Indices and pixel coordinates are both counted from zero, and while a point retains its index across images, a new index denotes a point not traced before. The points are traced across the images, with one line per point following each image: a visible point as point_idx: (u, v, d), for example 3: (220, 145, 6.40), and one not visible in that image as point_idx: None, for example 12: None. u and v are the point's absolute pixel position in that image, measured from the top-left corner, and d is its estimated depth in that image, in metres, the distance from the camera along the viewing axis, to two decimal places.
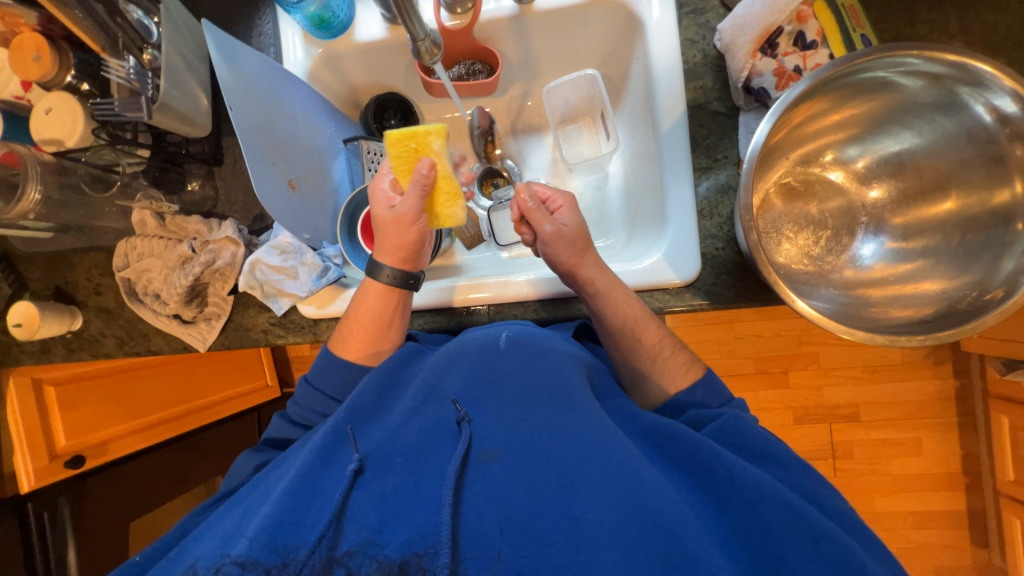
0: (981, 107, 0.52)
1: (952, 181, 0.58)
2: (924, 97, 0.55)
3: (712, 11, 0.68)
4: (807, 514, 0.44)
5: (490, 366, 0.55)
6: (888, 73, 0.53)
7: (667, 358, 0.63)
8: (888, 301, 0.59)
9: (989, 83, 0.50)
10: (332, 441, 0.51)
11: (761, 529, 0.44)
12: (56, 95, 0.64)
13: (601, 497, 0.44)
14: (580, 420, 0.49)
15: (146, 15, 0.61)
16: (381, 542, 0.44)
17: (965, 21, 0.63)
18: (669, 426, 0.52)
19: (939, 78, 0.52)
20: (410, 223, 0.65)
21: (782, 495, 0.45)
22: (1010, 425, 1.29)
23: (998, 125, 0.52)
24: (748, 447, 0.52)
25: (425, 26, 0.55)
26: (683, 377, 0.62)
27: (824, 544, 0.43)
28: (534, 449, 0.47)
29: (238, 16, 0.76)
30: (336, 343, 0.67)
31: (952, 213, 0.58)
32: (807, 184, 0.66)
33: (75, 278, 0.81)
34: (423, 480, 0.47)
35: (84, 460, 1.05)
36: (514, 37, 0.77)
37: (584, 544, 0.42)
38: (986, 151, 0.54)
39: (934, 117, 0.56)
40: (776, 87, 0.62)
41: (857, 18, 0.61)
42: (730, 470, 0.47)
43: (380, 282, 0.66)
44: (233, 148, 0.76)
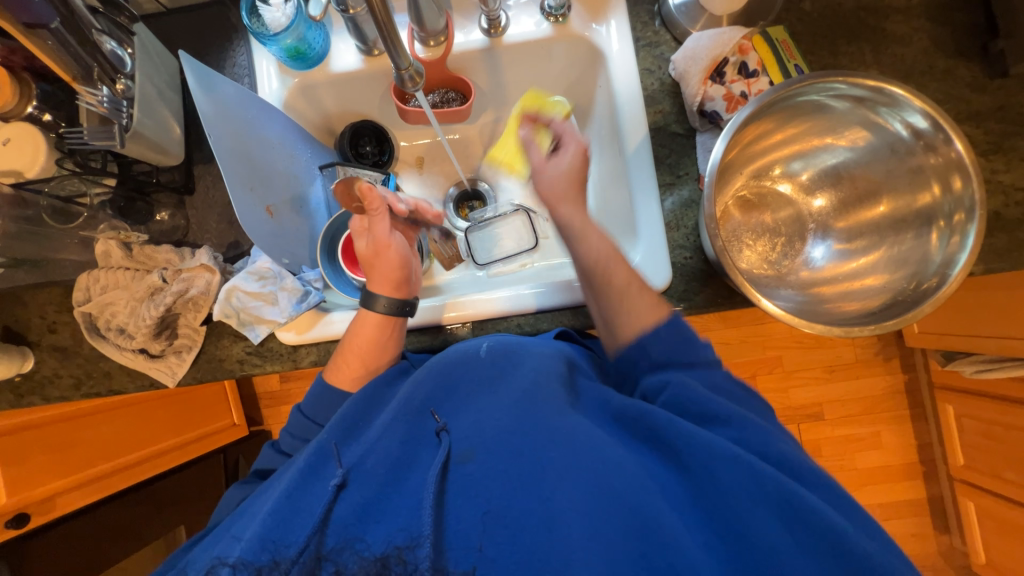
0: (899, 123, 0.60)
1: (883, 189, 0.65)
2: (851, 118, 0.63)
3: (665, 44, 0.76)
4: (756, 463, 0.45)
5: (462, 373, 0.57)
6: (821, 97, 0.61)
7: (638, 292, 0.60)
8: (840, 297, 0.65)
9: (904, 103, 0.57)
10: (315, 459, 0.52)
11: (714, 486, 0.45)
12: (16, 126, 0.63)
13: (560, 480, 0.46)
14: (547, 411, 0.51)
15: (118, 44, 0.60)
16: (367, 540, 0.45)
17: (878, 53, 0.73)
18: (633, 405, 0.51)
19: (861, 101, 0.61)
20: (386, 246, 0.68)
21: (733, 450, 0.46)
22: (956, 413, 1.40)
23: (913, 139, 0.60)
24: (701, 410, 0.51)
25: (408, 56, 0.58)
26: (652, 312, 0.59)
27: (770, 487, 0.44)
28: (504, 445, 0.49)
29: (211, 48, 0.76)
30: (330, 371, 0.67)
31: (886, 215, 0.65)
32: (760, 196, 0.72)
33: (27, 317, 0.76)
34: (404, 491, 0.49)
35: (27, 518, 0.95)
36: (485, 67, 0.81)
37: (552, 525, 0.44)
38: (906, 162, 0.62)
39: (863, 132, 0.64)
40: (726, 110, 0.68)
41: (790, 51, 0.69)
42: (683, 434, 0.47)
43: (375, 313, 0.65)
44: (206, 176, 0.75)
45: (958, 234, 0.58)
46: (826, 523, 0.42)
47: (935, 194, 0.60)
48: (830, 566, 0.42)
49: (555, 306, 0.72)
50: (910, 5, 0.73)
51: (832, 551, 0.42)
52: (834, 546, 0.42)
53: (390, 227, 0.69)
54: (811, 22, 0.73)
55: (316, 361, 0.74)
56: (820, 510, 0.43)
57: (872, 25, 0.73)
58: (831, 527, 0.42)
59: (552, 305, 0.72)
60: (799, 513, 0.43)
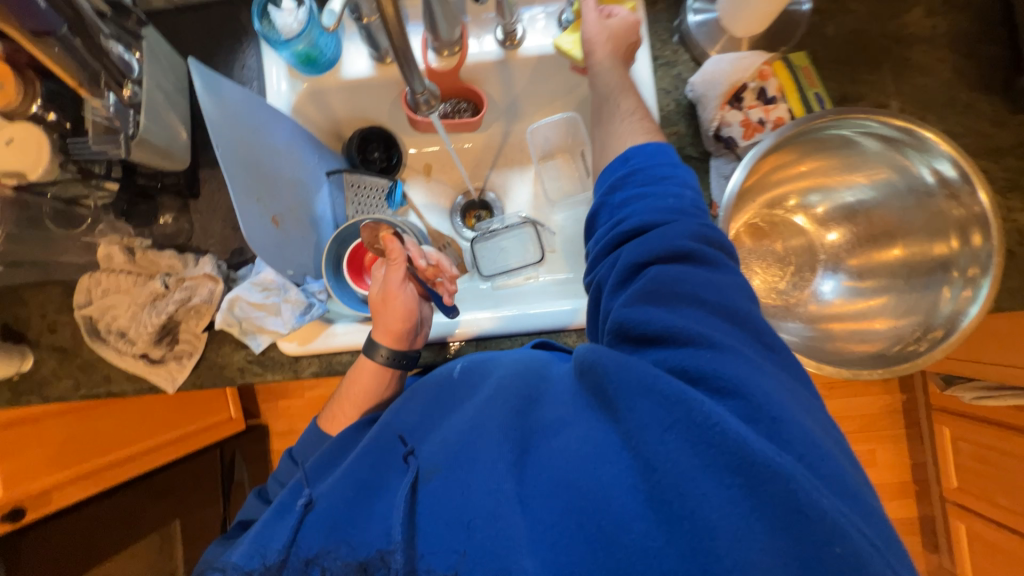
0: (926, 169, 0.59)
1: (900, 232, 0.64)
2: (878, 156, 0.62)
3: (682, 64, 0.74)
4: (670, 391, 0.40)
5: (437, 399, 0.56)
6: (852, 132, 0.61)
7: (633, 123, 0.62)
8: (848, 336, 0.64)
9: (933, 148, 0.57)
10: (288, 498, 0.55)
11: (636, 430, 0.40)
12: (18, 126, 0.60)
13: (497, 471, 0.45)
14: (491, 413, 0.49)
15: (127, 48, 0.59)
16: (349, 544, 0.47)
17: (900, 83, 0.71)
18: (587, 360, 0.45)
19: (892, 141, 0.60)
20: (393, 296, 0.67)
21: (646, 376, 0.41)
22: (951, 435, 1.40)
23: (940, 186, 0.59)
24: (643, 333, 0.45)
25: (424, 79, 0.57)
26: (635, 138, 0.60)
27: (677, 412, 0.39)
28: (455, 451, 0.48)
29: (220, 49, 0.75)
30: (326, 421, 0.68)
31: (902, 260, 0.64)
32: (772, 224, 0.72)
33: (27, 315, 0.75)
34: (375, 512, 0.48)
35: (22, 512, 0.95)
36: (498, 78, 0.80)
37: (498, 521, 0.42)
38: (927, 205, 0.61)
39: (888, 174, 0.63)
40: (742, 137, 0.67)
41: (811, 78, 0.68)
42: (608, 368, 0.43)
43: (375, 362, 0.66)
44: (211, 180, 0.74)
45: (972, 287, 0.57)
46: (748, 451, 0.36)
47: (953, 246, 0.59)
48: (767, 505, 0.35)
49: (560, 327, 0.72)
50: (935, 34, 0.71)
51: (758, 484, 0.36)
52: (761, 479, 0.36)
53: (403, 277, 0.69)
54: (833, 47, 0.72)
55: (318, 372, 0.73)
56: (743, 436, 0.36)
57: (895, 53, 0.72)
58: (755, 454, 0.36)
59: (558, 326, 0.72)
60: (717, 442, 0.37)
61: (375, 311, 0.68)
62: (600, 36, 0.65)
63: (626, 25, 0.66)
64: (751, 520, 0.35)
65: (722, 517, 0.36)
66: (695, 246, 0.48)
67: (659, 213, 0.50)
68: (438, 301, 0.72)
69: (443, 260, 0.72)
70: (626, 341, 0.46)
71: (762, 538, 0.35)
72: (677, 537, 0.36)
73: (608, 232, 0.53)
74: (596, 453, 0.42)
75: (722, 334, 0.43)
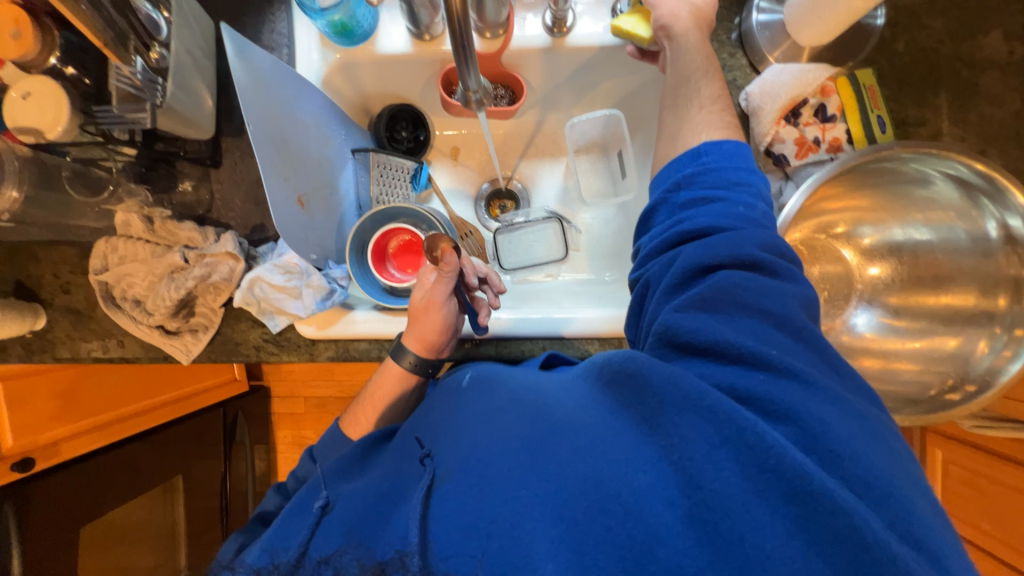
0: (994, 224, 0.57)
1: (949, 280, 0.62)
2: (947, 198, 0.60)
3: (739, 69, 0.70)
4: (722, 405, 0.39)
5: (456, 405, 0.53)
6: (937, 173, 0.58)
7: (711, 113, 0.56)
8: (877, 375, 0.63)
9: (1009, 202, 0.55)
10: (304, 496, 0.56)
11: (682, 446, 0.40)
12: (36, 79, 0.57)
13: (515, 477, 0.42)
14: (513, 418, 0.47)
15: (154, 6, 0.55)
16: (367, 547, 0.46)
17: (966, 110, 0.67)
18: (627, 359, 0.45)
19: (970, 188, 0.57)
20: (436, 306, 0.63)
21: (696, 391, 0.41)
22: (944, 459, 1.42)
23: (1002, 242, 0.57)
24: (692, 343, 0.44)
25: (481, 79, 0.53)
26: (712, 133, 0.54)
27: (726, 428, 0.39)
28: (475, 455, 0.45)
29: (250, 9, 0.70)
30: (347, 419, 0.69)
31: (947, 306, 0.62)
32: (812, 248, 0.68)
33: (40, 274, 0.73)
34: (394, 518, 0.47)
35: (32, 462, 0.96)
36: (541, 65, 0.75)
37: (518, 527, 0.39)
38: (986, 263, 0.59)
39: (954, 223, 0.61)
40: (794, 155, 0.64)
41: (875, 99, 0.64)
42: (662, 376, 0.42)
43: (401, 366, 0.66)
44: (234, 150, 0.71)
45: (1013, 346, 0.56)
46: (801, 477, 0.36)
47: (1000, 304, 0.58)
48: (814, 531, 0.35)
49: (580, 334, 0.71)
50: (1010, 60, 0.67)
51: (810, 515, 0.36)
52: (814, 505, 0.35)
53: (451, 291, 0.63)
54: (900, 65, 0.68)
55: (333, 357, 0.73)
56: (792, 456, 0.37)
57: (966, 78, 0.67)
58: (809, 481, 0.36)
59: (579, 334, 0.71)
60: (767, 465, 0.37)
61: (411, 318, 0.65)
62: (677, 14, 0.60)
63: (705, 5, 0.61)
64: (801, 549, 0.35)
65: (774, 550, 0.35)
66: (765, 258, 0.47)
67: (728, 219, 0.49)
68: (473, 317, 0.69)
69: (492, 276, 0.71)
70: (674, 346, 0.45)
71: (814, 565, 0.35)
72: (723, 561, 0.36)
73: (665, 231, 0.52)
74: (631, 463, 0.41)
75: (779, 350, 0.42)
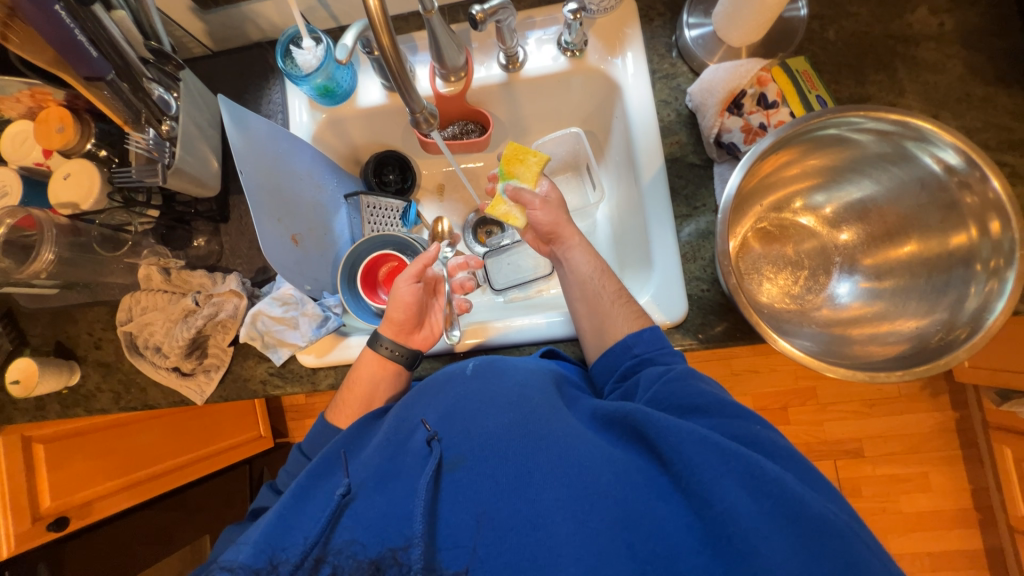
0: (929, 158, 0.59)
1: (914, 226, 0.64)
2: (875, 149, 0.62)
3: (681, 76, 0.76)
4: (726, 444, 0.45)
5: (462, 391, 0.57)
6: (839, 131, 0.61)
7: (620, 306, 0.65)
8: (867, 339, 0.62)
9: (931, 138, 0.57)
10: (307, 482, 0.54)
11: (690, 471, 0.44)
12: (75, 162, 0.68)
13: (538, 482, 0.46)
14: (529, 422, 0.51)
15: (166, 90, 0.68)
16: (362, 543, 0.46)
17: (910, 80, 0.70)
18: (633, 409, 0.49)
19: (887, 134, 0.60)
20: (402, 287, 0.70)
21: (705, 431, 0.46)
22: (1013, 457, 1.28)
23: (948, 175, 0.58)
24: (685, 402, 0.52)
25: (423, 100, 0.63)
26: (629, 325, 0.63)
27: (734, 461, 0.44)
28: (490, 450, 0.50)
29: (250, 87, 0.82)
30: (332, 412, 0.69)
31: (915, 256, 0.63)
32: (781, 228, 0.72)
33: (77, 333, 0.81)
34: (394, 498, 0.49)
35: (68, 521, 0.98)
36: (504, 99, 0.84)
37: (540, 523, 0.44)
38: (939, 198, 0.60)
39: (890, 167, 0.63)
40: (744, 142, 0.68)
41: (811, 82, 0.69)
42: (656, 424, 0.47)
43: (376, 353, 0.68)
44: (240, 205, 0.80)
45: (997, 279, 0.56)
46: (801, 505, 0.41)
47: (972, 235, 0.58)
48: (808, 544, 0.40)
49: (567, 335, 0.73)
50: (942, 31, 0.70)
51: (813, 542, 0.40)
52: (805, 520, 0.41)
53: (416, 274, 0.71)
54: (834, 51, 0.72)
55: (333, 385, 0.76)
56: (789, 485, 0.42)
57: (902, 53, 0.71)
58: (809, 507, 0.41)
59: (562, 335, 0.73)
60: (771, 493, 0.42)
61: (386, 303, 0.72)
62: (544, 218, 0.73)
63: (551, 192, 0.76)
64: (792, 562, 0.40)
65: (769, 560, 0.40)
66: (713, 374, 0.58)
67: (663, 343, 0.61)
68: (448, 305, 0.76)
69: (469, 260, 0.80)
70: (668, 408, 0.53)
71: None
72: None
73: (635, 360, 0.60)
74: (648, 487, 0.45)
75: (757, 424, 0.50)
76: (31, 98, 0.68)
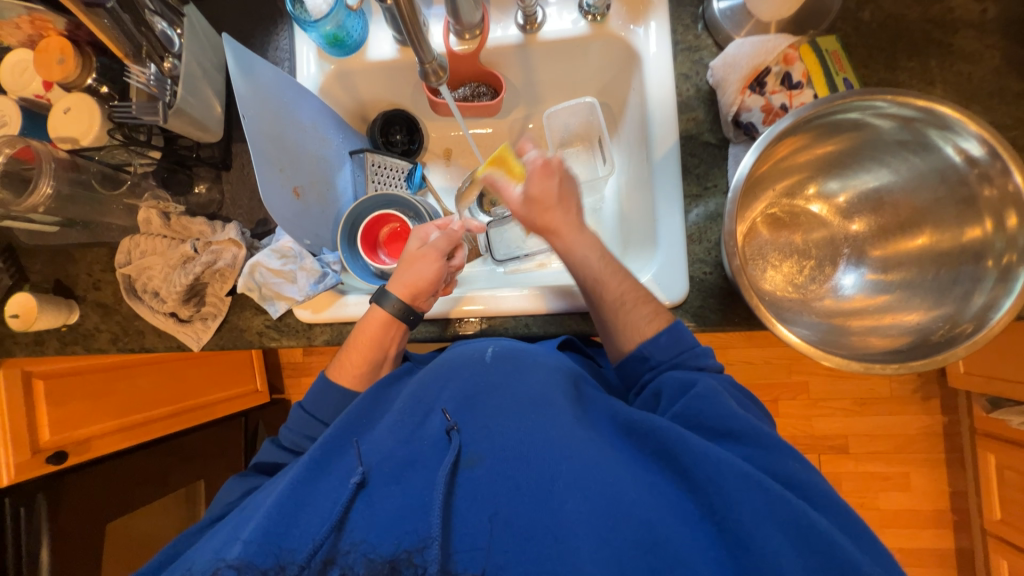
0: (950, 148, 0.57)
1: (927, 219, 0.62)
2: (895, 137, 0.60)
3: (705, 49, 0.73)
4: (769, 485, 0.47)
5: (480, 380, 0.58)
6: (862, 115, 0.58)
7: (627, 314, 0.63)
8: (867, 331, 0.62)
9: (957, 127, 0.54)
10: (321, 455, 0.55)
11: (727, 503, 0.46)
12: (75, 96, 0.66)
13: (563, 492, 0.48)
14: (556, 426, 0.52)
15: (169, 25, 0.66)
16: (373, 543, 0.47)
17: (943, 70, 0.67)
18: (667, 429, 0.51)
19: (910, 121, 0.57)
20: (431, 261, 0.70)
21: (744, 467, 0.48)
22: (996, 464, 1.30)
23: (967, 166, 0.56)
24: (720, 427, 0.53)
25: (433, 51, 0.61)
26: (636, 320, 0.63)
27: (779, 507, 0.46)
28: (514, 453, 0.51)
29: (257, 32, 0.79)
30: (333, 370, 0.70)
31: (926, 249, 0.62)
32: (792, 215, 0.71)
33: (76, 273, 0.81)
34: (411, 489, 0.51)
35: (66, 456, 1.01)
36: (519, 62, 0.81)
37: (562, 537, 0.46)
38: (958, 192, 0.58)
39: (910, 157, 0.61)
40: (763, 123, 0.66)
41: (840, 63, 0.66)
42: (694, 451, 0.49)
43: (385, 310, 0.68)
44: (243, 154, 0.79)
45: (1007, 277, 0.55)
46: (841, 556, 0.43)
47: (988, 229, 0.56)
48: None
49: (567, 311, 0.73)
50: (984, 19, 0.67)
51: None
52: (834, 566, 0.43)
53: (445, 253, 0.71)
54: (867, 33, 0.69)
55: (329, 341, 0.76)
56: (821, 529, 0.45)
57: (939, 39, 0.67)
58: (841, 552, 0.44)
59: (562, 308, 0.73)
60: (814, 545, 0.44)
61: (402, 267, 0.70)
62: (546, 194, 0.65)
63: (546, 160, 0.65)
64: None
65: None
66: (736, 393, 0.61)
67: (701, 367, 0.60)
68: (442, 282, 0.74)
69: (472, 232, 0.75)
70: (698, 428, 0.54)
71: None
72: None
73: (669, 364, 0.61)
74: (674, 512, 0.47)
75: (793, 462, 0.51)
76: (30, 24, 0.66)
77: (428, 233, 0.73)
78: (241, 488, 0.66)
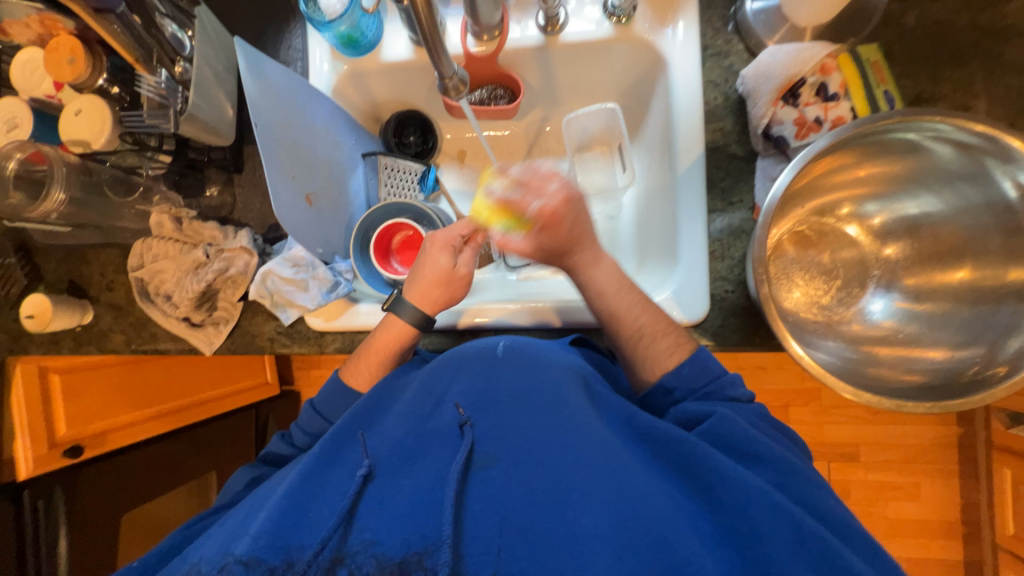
0: (1007, 182, 0.53)
1: (968, 249, 0.59)
2: (953, 164, 0.57)
3: (735, 55, 0.69)
4: (799, 516, 0.45)
5: (494, 378, 0.57)
6: (917, 136, 0.55)
7: (645, 335, 0.62)
8: (894, 363, 0.60)
9: (1016, 158, 0.51)
10: (332, 446, 0.55)
11: (752, 530, 0.45)
12: (86, 98, 0.64)
13: (579, 502, 0.47)
14: (573, 432, 0.51)
15: (180, 27, 0.65)
16: (381, 542, 0.47)
17: (990, 82, 0.63)
18: (690, 445, 0.50)
19: (968, 148, 0.54)
20: (461, 282, 0.67)
21: (772, 494, 0.46)
22: (1012, 479, 1.27)
23: (1022, 202, 0.53)
24: (743, 447, 0.52)
25: (453, 64, 0.59)
26: (654, 342, 0.62)
27: (811, 543, 0.44)
28: (529, 458, 0.50)
29: (269, 29, 0.77)
30: (347, 370, 0.69)
31: (966, 283, 0.59)
32: (820, 233, 0.68)
33: (89, 273, 0.81)
34: (420, 483, 0.50)
35: (82, 450, 1.03)
36: (537, 65, 0.78)
37: (577, 548, 0.44)
38: (1004, 222, 0.55)
39: (956, 183, 0.58)
40: (795, 137, 0.62)
41: (881, 74, 0.62)
42: (718, 471, 0.48)
43: (403, 320, 0.66)
44: (254, 156, 0.77)
45: None
46: None
47: None
48: None
49: (581, 325, 0.71)
50: None
51: None
52: None
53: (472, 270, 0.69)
54: (910, 40, 0.65)
55: (340, 349, 0.75)
56: (854, 570, 0.42)
57: (987, 49, 0.63)
58: None
59: (575, 322, 0.71)
60: None
61: (428, 282, 0.67)
62: (555, 243, 0.63)
63: (557, 207, 0.61)
64: None
65: None
66: (761, 419, 0.58)
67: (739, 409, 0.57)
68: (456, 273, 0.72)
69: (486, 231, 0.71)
70: (726, 450, 0.52)
71: None
72: None
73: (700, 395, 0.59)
74: (694, 530, 0.46)
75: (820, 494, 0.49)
76: (39, 24, 0.64)
77: (456, 246, 0.68)
78: (250, 482, 0.66)
